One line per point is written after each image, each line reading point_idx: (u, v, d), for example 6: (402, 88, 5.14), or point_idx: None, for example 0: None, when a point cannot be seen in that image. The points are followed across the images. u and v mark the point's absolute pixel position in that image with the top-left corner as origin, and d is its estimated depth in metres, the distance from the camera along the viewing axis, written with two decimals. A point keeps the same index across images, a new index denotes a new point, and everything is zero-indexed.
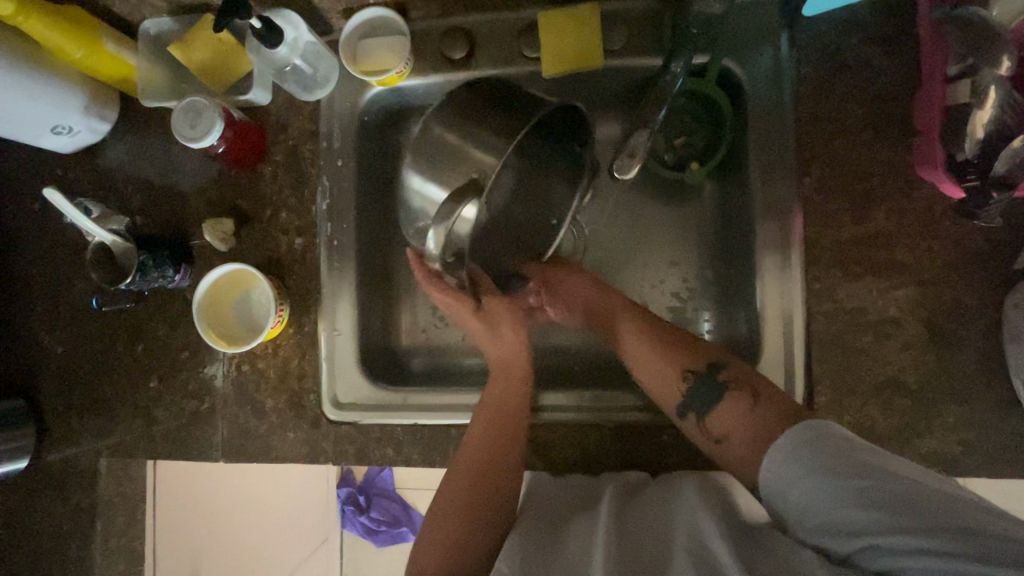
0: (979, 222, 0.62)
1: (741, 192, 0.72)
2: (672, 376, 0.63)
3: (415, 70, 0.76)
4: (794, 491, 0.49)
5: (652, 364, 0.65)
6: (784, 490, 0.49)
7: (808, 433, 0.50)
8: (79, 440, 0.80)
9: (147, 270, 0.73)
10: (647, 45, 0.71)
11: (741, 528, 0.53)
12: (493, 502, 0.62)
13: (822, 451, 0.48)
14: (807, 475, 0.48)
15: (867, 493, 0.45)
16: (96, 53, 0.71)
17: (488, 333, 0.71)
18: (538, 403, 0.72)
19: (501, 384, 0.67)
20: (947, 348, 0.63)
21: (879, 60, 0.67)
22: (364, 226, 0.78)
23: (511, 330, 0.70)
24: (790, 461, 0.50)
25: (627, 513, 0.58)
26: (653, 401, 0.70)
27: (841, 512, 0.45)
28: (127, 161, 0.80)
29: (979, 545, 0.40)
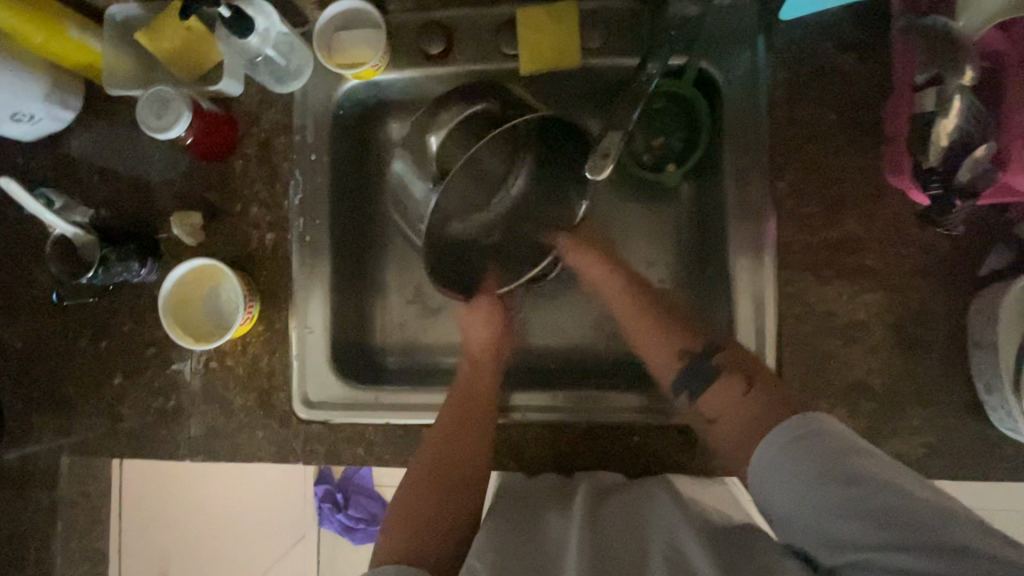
0: (944, 229, 0.64)
1: (717, 194, 0.72)
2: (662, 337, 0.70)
3: (392, 64, 0.75)
4: (774, 486, 0.50)
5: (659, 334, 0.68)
6: (766, 485, 0.51)
7: (796, 434, 0.51)
8: (38, 439, 0.77)
9: (110, 264, 0.71)
10: (625, 44, 0.71)
11: (715, 533, 0.53)
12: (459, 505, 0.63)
13: (806, 453, 0.49)
14: (789, 475, 0.49)
15: (846, 502, 0.45)
16: (59, 38, 0.69)
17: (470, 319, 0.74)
18: (509, 403, 0.71)
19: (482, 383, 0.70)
20: (914, 352, 0.64)
21: (853, 66, 0.67)
22: (339, 222, 0.77)
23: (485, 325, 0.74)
24: (781, 466, 0.50)
25: (602, 510, 0.58)
26: (631, 402, 0.70)
27: (819, 516, 0.47)
28: (92, 151, 0.78)
29: (956, 564, 0.39)
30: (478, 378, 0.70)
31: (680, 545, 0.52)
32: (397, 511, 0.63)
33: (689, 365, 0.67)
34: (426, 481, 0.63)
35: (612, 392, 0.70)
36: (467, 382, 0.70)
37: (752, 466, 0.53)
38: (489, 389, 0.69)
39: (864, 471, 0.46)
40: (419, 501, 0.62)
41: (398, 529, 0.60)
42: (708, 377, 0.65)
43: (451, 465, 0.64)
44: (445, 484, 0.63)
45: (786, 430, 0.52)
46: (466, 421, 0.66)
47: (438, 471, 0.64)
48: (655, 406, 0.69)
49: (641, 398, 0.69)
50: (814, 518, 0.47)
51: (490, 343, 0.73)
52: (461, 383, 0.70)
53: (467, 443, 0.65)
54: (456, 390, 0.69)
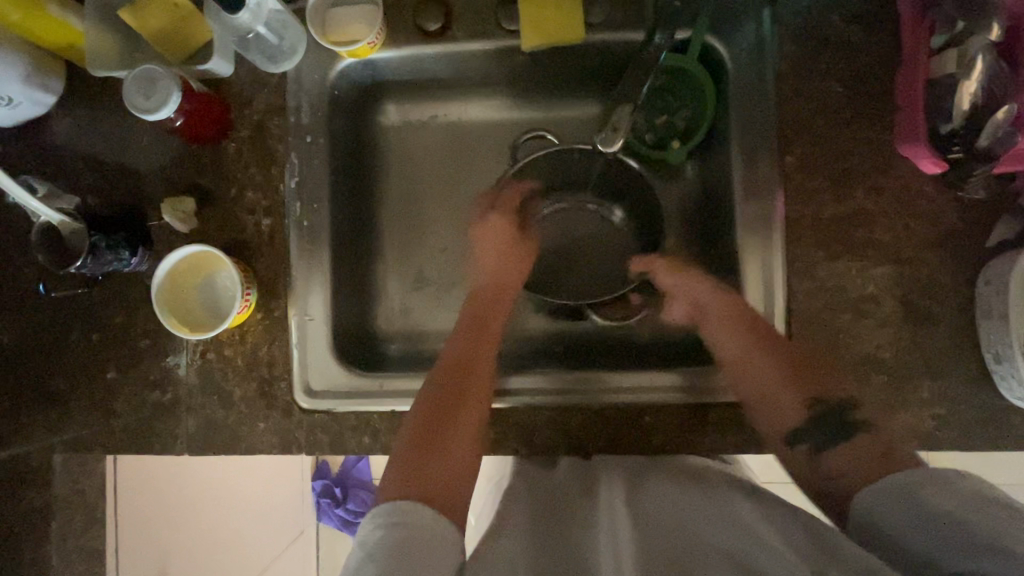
0: (965, 193, 0.63)
1: (723, 171, 0.72)
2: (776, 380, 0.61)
3: (389, 41, 0.72)
4: (877, 508, 0.48)
5: (757, 381, 0.62)
6: (868, 504, 0.49)
7: (917, 472, 0.48)
8: (28, 438, 0.74)
9: (99, 252, 0.68)
10: (630, 18, 0.69)
11: (790, 525, 0.52)
12: (456, 448, 0.59)
13: (912, 477, 0.47)
14: (892, 497, 0.47)
15: (943, 518, 0.44)
16: (38, 15, 0.66)
17: (499, 262, 0.75)
18: (503, 387, 0.70)
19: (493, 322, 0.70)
20: (923, 325, 0.64)
21: (860, 37, 0.66)
22: (338, 207, 0.75)
23: (510, 266, 0.75)
24: (898, 499, 0.47)
25: (653, 522, 0.55)
26: (646, 381, 0.68)
27: (919, 533, 0.45)
28: (76, 136, 0.74)
29: None
30: (488, 317, 0.70)
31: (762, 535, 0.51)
32: (407, 439, 0.60)
33: (818, 416, 0.58)
34: (437, 411, 0.61)
35: (622, 372, 0.69)
36: (479, 321, 0.69)
37: (863, 498, 0.50)
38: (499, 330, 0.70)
39: (964, 492, 0.45)
40: (432, 433, 0.60)
41: (416, 461, 0.57)
42: (839, 434, 0.56)
43: (459, 404, 0.62)
44: (459, 415, 0.61)
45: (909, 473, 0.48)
46: (470, 369, 0.65)
47: (446, 401, 0.62)
48: (671, 386, 0.68)
49: (656, 376, 0.68)
50: (917, 535, 0.45)
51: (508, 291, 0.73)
52: (474, 321, 0.70)
53: (480, 377, 0.65)
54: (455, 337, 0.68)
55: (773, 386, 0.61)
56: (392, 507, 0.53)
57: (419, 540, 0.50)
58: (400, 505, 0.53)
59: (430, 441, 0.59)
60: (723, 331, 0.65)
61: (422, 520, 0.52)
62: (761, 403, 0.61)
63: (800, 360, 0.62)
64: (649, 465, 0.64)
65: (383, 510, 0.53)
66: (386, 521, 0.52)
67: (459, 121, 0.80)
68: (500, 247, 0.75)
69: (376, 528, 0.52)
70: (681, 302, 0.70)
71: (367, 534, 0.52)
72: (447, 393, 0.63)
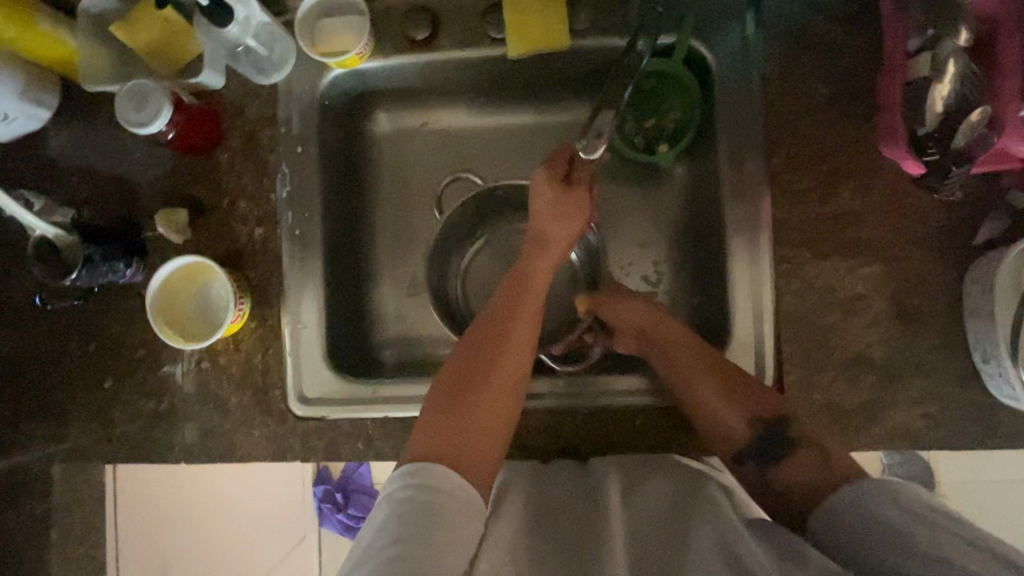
0: (938, 195, 0.64)
1: (711, 173, 0.72)
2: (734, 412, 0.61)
3: (377, 51, 0.73)
4: (835, 516, 0.52)
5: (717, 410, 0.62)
6: (824, 516, 0.53)
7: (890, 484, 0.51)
8: (27, 448, 0.75)
9: (94, 263, 0.69)
10: (615, 23, 0.70)
11: (768, 531, 0.51)
12: (483, 411, 0.58)
13: (859, 493, 0.51)
14: (845, 511, 0.51)
15: (885, 528, 0.48)
16: (33, 32, 0.68)
17: (550, 210, 0.67)
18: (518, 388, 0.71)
19: (530, 291, 0.66)
20: (912, 323, 0.64)
21: (844, 38, 0.67)
22: (330, 215, 0.76)
23: (561, 217, 0.67)
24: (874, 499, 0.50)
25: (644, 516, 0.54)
26: (640, 385, 0.69)
27: (866, 541, 0.49)
28: (71, 150, 0.76)
29: None
30: (525, 285, 0.66)
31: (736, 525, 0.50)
32: (431, 409, 0.58)
33: (763, 436, 0.60)
34: (463, 382, 0.59)
35: (620, 374, 0.70)
36: (516, 290, 0.66)
37: (843, 495, 0.52)
38: (538, 300, 0.66)
39: (906, 505, 0.48)
40: (461, 392, 0.59)
41: (438, 433, 0.56)
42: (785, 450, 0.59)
43: (492, 365, 0.60)
44: (486, 388, 0.59)
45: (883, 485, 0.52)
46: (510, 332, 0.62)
47: (473, 373, 0.60)
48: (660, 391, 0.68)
49: (648, 380, 0.69)
50: (865, 544, 0.49)
51: (550, 259, 0.68)
52: (511, 290, 0.66)
53: (513, 350, 0.61)
54: (501, 296, 0.66)
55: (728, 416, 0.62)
56: (419, 468, 0.53)
57: (446, 502, 0.51)
58: (426, 466, 0.53)
59: (459, 398, 0.58)
60: (676, 369, 0.64)
61: (449, 481, 0.52)
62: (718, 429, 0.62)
63: (741, 386, 0.62)
64: (649, 459, 0.62)
65: (407, 471, 0.53)
66: (416, 483, 0.52)
67: (455, 128, 0.80)
68: (544, 206, 0.67)
69: (402, 489, 0.52)
70: (627, 335, 0.69)
71: (390, 494, 0.52)
72: (485, 352, 0.61)
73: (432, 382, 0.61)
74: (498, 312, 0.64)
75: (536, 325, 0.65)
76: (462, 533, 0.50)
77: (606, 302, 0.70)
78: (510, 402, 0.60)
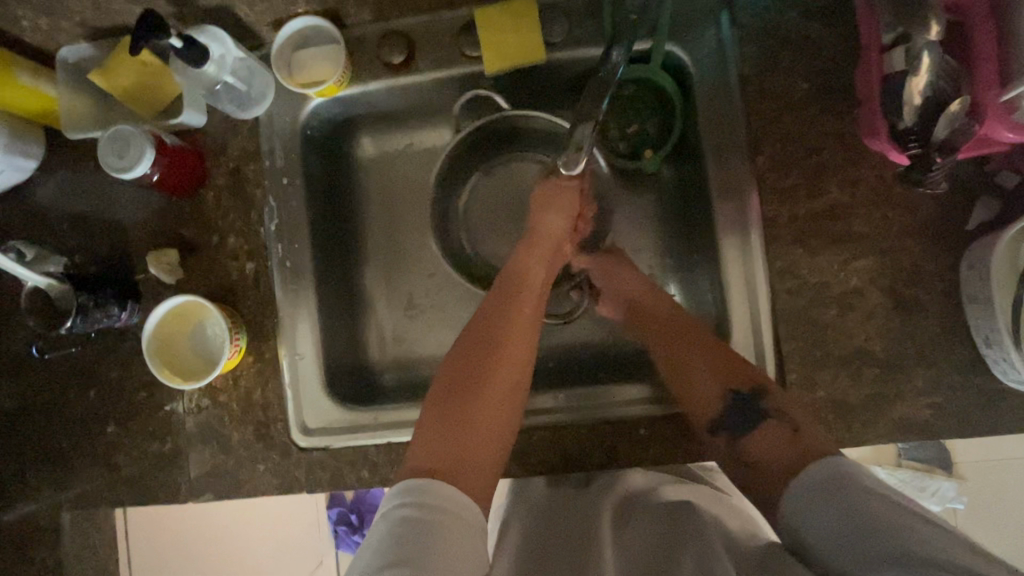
0: (927, 188, 0.63)
1: (697, 175, 0.72)
2: (713, 388, 0.63)
3: (356, 79, 0.73)
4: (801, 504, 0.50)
5: (695, 389, 0.64)
6: (796, 508, 0.50)
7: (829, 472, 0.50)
8: (36, 496, 0.75)
9: (88, 311, 0.69)
10: (589, 34, 0.70)
11: (753, 546, 0.53)
12: (487, 409, 0.58)
13: (824, 483, 0.49)
14: (813, 502, 0.49)
15: (864, 522, 0.45)
16: (13, 86, 0.68)
17: (548, 208, 0.71)
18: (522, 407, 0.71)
19: (528, 292, 0.67)
20: (910, 313, 0.64)
21: (820, 32, 0.66)
22: (319, 244, 0.76)
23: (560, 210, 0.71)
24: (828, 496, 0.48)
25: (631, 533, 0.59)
26: (645, 395, 0.69)
27: (841, 539, 0.46)
28: (59, 198, 0.76)
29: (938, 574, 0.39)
30: (523, 287, 0.67)
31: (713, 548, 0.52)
32: (434, 403, 0.59)
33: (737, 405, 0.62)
34: (466, 386, 0.59)
35: (625, 385, 0.70)
36: (512, 287, 0.67)
37: (804, 489, 0.50)
38: (533, 299, 0.67)
39: (870, 498, 0.46)
40: (465, 390, 0.59)
41: (443, 429, 0.57)
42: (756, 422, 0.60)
43: (495, 363, 0.61)
44: (490, 384, 0.59)
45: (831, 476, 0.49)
46: (509, 329, 0.63)
47: (474, 366, 0.61)
48: (669, 398, 0.68)
49: (653, 390, 0.69)
50: (825, 532, 0.47)
51: (538, 261, 0.70)
52: (505, 287, 0.67)
53: (512, 350, 0.62)
54: (496, 294, 0.66)
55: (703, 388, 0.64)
56: (419, 486, 0.51)
57: (446, 524, 0.49)
58: (427, 483, 0.51)
59: (461, 396, 0.59)
60: (676, 351, 0.67)
61: (449, 500, 0.50)
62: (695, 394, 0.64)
63: (732, 363, 0.63)
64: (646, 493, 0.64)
65: (407, 487, 0.51)
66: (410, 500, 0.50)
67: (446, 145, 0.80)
68: (546, 203, 0.71)
69: (400, 506, 0.50)
70: (616, 301, 0.74)
71: (388, 511, 0.50)
72: (485, 348, 0.62)
73: (436, 375, 0.62)
74: (497, 308, 0.65)
75: (534, 324, 0.66)
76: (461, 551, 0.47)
77: (604, 268, 0.75)
78: (513, 400, 0.60)
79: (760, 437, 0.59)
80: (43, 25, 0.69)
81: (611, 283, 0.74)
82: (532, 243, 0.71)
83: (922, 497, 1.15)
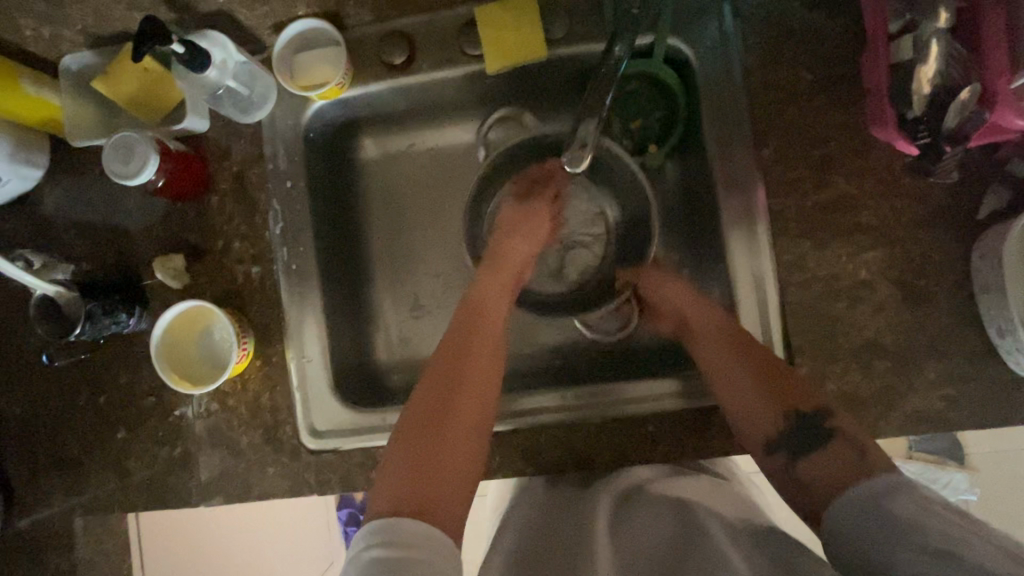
0: (936, 176, 0.62)
1: (702, 169, 0.72)
2: (766, 408, 0.60)
3: (357, 81, 0.73)
4: (840, 518, 0.49)
5: (744, 412, 0.61)
6: (836, 516, 0.50)
7: (868, 488, 0.49)
8: (49, 502, 0.76)
9: (96, 317, 0.69)
10: (590, 29, 0.69)
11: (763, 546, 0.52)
12: (455, 443, 0.57)
13: (863, 497, 0.48)
14: (853, 513, 0.48)
15: (892, 530, 0.44)
16: (17, 96, 0.69)
17: (524, 220, 0.73)
18: (531, 404, 0.70)
19: (490, 319, 0.65)
20: (921, 304, 0.63)
21: (824, 22, 0.66)
22: (324, 247, 0.76)
23: (537, 224, 0.73)
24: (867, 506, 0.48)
25: (630, 525, 0.59)
26: (662, 390, 0.68)
27: (874, 547, 0.45)
28: (65, 206, 0.76)
29: None
30: (486, 313, 0.66)
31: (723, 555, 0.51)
32: (397, 447, 0.56)
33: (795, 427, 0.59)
34: (431, 421, 0.57)
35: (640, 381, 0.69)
36: (476, 316, 0.65)
37: (844, 503, 0.50)
38: (496, 325, 0.65)
39: (912, 502, 0.46)
40: (430, 425, 0.57)
41: (410, 468, 0.54)
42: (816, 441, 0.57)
43: (460, 394, 0.59)
44: (455, 416, 0.58)
45: (869, 488, 0.49)
46: (470, 357, 0.62)
47: (438, 412, 0.58)
48: (696, 393, 0.67)
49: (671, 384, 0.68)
50: (859, 542, 0.46)
51: (498, 292, 0.68)
52: (465, 323, 0.64)
53: (475, 378, 0.60)
54: (457, 322, 0.65)
55: (755, 412, 0.60)
56: (383, 526, 0.49)
57: (416, 557, 0.47)
58: (394, 523, 0.49)
59: (426, 433, 0.57)
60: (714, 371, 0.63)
61: (418, 534, 0.49)
62: (752, 422, 0.61)
63: (773, 376, 0.61)
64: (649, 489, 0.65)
65: (373, 529, 0.50)
66: (378, 542, 0.48)
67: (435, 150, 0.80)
68: (515, 219, 0.73)
69: (367, 549, 0.48)
70: (665, 317, 0.71)
71: (356, 554, 0.48)
72: (447, 379, 0.60)
73: (396, 425, 0.58)
74: (458, 337, 0.63)
75: (497, 350, 0.64)
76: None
77: (647, 279, 0.72)
78: (481, 431, 0.59)
79: (821, 460, 0.55)
80: (46, 33, 0.69)
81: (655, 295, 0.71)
82: (496, 268, 0.69)
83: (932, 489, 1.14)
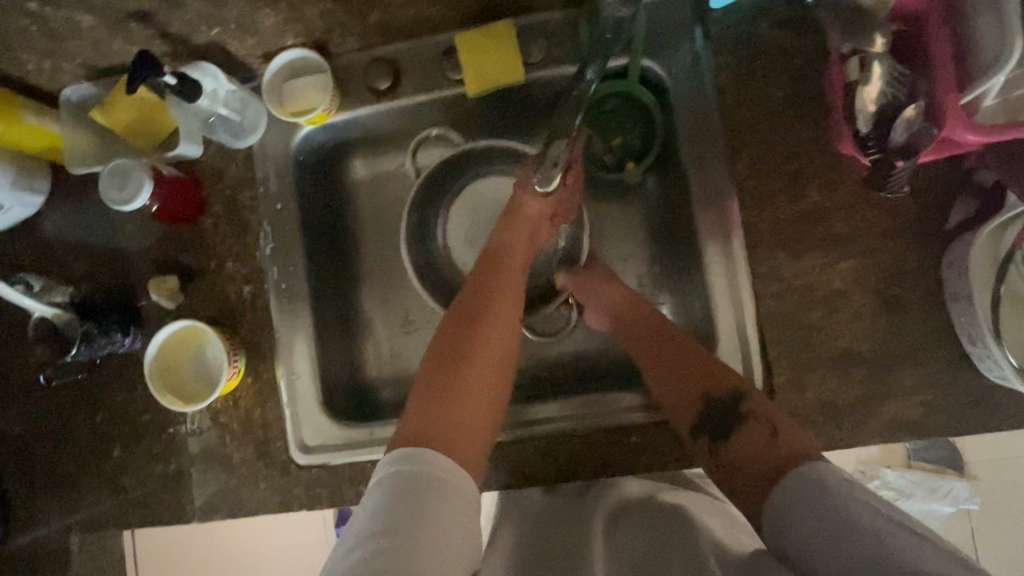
0: (890, 192, 0.64)
1: (679, 184, 0.74)
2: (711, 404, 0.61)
3: (343, 106, 0.76)
4: (794, 501, 0.48)
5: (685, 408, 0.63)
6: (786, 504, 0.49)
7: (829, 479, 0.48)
8: (48, 520, 0.78)
9: (93, 338, 0.72)
10: (567, 53, 0.72)
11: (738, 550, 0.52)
12: (474, 379, 0.58)
13: (816, 487, 0.47)
14: (801, 500, 0.48)
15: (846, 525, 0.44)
16: (20, 127, 0.72)
17: (532, 199, 0.70)
18: (525, 417, 0.72)
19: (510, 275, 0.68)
20: (895, 312, 0.64)
21: (792, 41, 0.68)
22: (313, 266, 0.79)
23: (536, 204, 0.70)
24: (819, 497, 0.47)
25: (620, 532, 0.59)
26: (643, 402, 0.70)
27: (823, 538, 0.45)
28: (65, 230, 0.79)
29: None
30: (505, 271, 0.68)
31: (697, 543, 0.54)
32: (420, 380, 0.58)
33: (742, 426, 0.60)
34: (451, 357, 0.60)
35: (621, 393, 0.71)
36: (497, 270, 0.68)
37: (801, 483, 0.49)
38: (515, 281, 0.67)
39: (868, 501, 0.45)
40: (450, 361, 0.59)
41: (429, 399, 0.56)
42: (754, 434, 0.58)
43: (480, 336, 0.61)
44: (475, 356, 0.60)
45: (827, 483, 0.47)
46: (491, 305, 0.64)
47: (458, 346, 0.60)
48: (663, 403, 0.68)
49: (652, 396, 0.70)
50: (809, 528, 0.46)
51: (521, 250, 0.70)
52: (489, 269, 0.68)
53: (496, 323, 0.63)
54: (480, 275, 0.67)
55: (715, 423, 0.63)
56: (414, 452, 0.50)
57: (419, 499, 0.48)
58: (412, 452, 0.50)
59: (447, 367, 0.59)
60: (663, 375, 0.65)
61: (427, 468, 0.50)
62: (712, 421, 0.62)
63: (721, 374, 0.63)
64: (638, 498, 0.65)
65: (389, 458, 0.51)
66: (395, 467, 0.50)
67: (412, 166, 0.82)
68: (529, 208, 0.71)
69: (382, 476, 0.50)
70: (600, 314, 0.73)
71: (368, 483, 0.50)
72: (467, 321, 0.62)
73: (423, 359, 0.61)
74: (480, 285, 0.66)
75: (516, 305, 0.66)
76: (442, 528, 0.46)
77: (584, 278, 0.74)
78: (501, 371, 0.61)
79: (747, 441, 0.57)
80: (47, 68, 0.72)
81: (591, 294, 0.73)
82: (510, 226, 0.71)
83: (934, 499, 1.14)
